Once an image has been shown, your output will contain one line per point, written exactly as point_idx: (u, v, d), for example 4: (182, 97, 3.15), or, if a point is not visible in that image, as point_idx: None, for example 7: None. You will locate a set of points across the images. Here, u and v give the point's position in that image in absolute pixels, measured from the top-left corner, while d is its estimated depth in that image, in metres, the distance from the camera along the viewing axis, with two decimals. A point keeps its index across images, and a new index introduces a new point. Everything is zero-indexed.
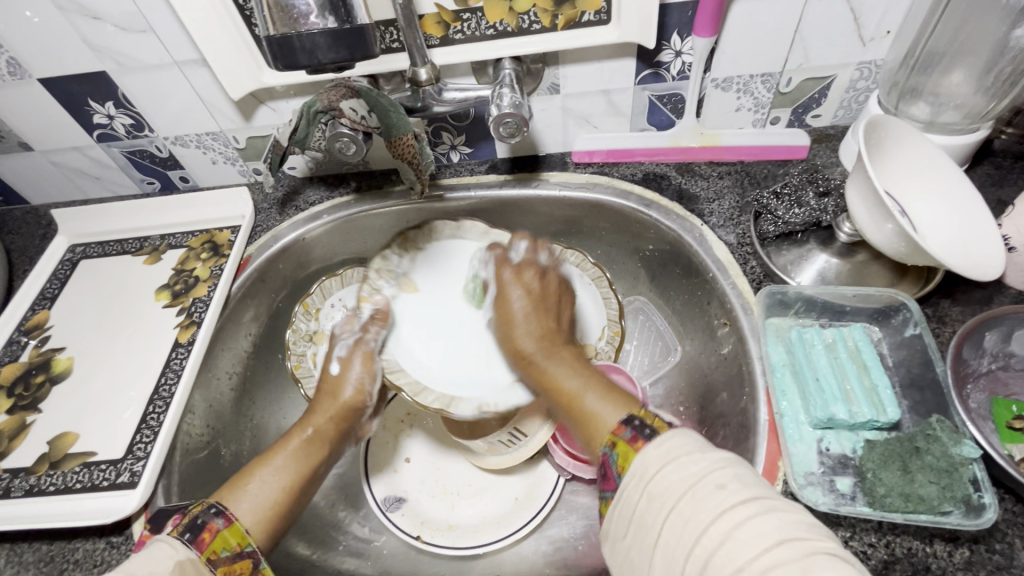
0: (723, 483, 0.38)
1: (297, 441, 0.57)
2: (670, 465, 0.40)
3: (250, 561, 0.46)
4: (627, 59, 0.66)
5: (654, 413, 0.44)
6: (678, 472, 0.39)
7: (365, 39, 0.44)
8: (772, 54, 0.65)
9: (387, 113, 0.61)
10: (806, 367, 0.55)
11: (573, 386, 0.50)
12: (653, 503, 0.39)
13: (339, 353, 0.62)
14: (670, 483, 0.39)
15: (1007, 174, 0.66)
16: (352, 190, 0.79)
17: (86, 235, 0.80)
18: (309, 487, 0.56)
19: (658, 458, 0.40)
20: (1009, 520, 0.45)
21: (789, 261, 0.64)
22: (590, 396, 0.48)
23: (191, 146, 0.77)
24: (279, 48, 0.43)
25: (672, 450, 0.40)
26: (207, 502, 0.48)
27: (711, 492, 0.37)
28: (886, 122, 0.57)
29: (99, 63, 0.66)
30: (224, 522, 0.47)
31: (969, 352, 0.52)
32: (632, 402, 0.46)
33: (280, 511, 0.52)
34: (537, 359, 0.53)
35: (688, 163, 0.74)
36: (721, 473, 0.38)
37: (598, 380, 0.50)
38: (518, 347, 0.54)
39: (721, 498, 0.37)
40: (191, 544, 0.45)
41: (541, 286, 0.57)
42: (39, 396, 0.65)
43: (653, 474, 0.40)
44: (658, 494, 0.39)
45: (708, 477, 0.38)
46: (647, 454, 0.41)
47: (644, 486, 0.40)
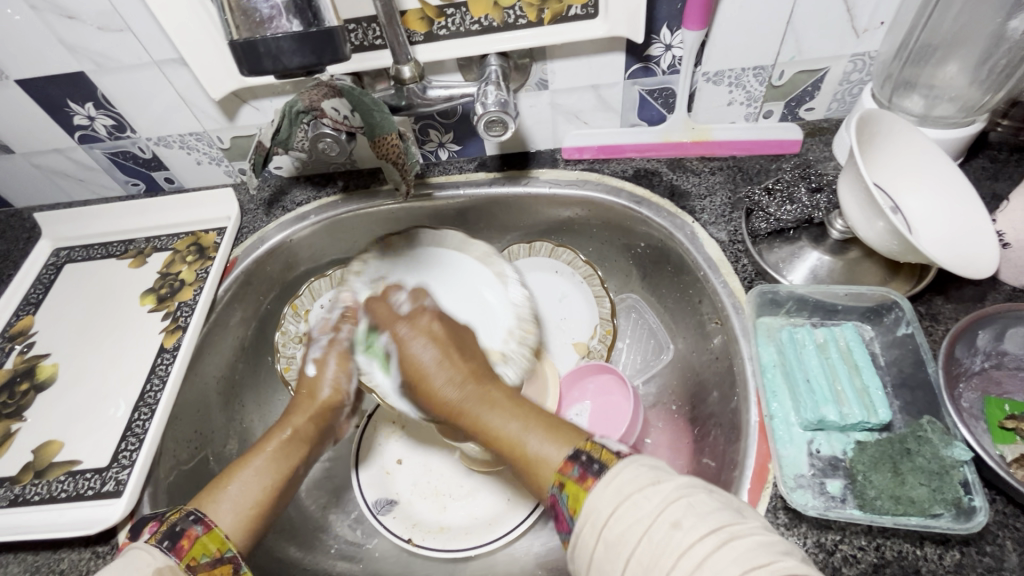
0: (678, 520, 0.37)
1: (277, 442, 0.58)
2: (623, 505, 0.38)
3: (230, 565, 0.46)
4: (617, 54, 0.64)
5: (601, 445, 0.43)
6: (631, 514, 0.38)
7: (335, 42, 0.43)
8: (764, 47, 0.64)
9: (371, 112, 0.60)
10: (796, 368, 0.55)
11: (513, 430, 0.48)
12: (612, 550, 0.38)
13: (314, 355, 0.65)
14: (625, 526, 0.38)
15: (1003, 167, 0.65)
16: (339, 189, 0.77)
17: (71, 239, 0.79)
18: (287, 489, 0.56)
19: (609, 500, 0.39)
20: (999, 522, 0.45)
21: (781, 259, 0.63)
22: (531, 440, 0.46)
23: (174, 146, 0.75)
24: (244, 52, 0.42)
25: (624, 486, 0.39)
26: (184, 510, 0.48)
27: (667, 531, 0.37)
28: (879, 116, 0.56)
29: (76, 63, 0.64)
30: (202, 530, 0.47)
31: (962, 351, 0.51)
32: (576, 435, 0.45)
33: (264, 509, 0.53)
34: (466, 407, 0.52)
35: (680, 159, 0.73)
36: (675, 509, 0.38)
37: (540, 420, 0.48)
38: (435, 392, 0.54)
39: (679, 538, 0.36)
40: (170, 551, 0.44)
41: (443, 327, 0.59)
42: (24, 403, 0.64)
43: (605, 520, 0.39)
44: (614, 541, 0.38)
45: (665, 512, 0.37)
46: (595, 496, 0.40)
47: (598, 532, 0.39)
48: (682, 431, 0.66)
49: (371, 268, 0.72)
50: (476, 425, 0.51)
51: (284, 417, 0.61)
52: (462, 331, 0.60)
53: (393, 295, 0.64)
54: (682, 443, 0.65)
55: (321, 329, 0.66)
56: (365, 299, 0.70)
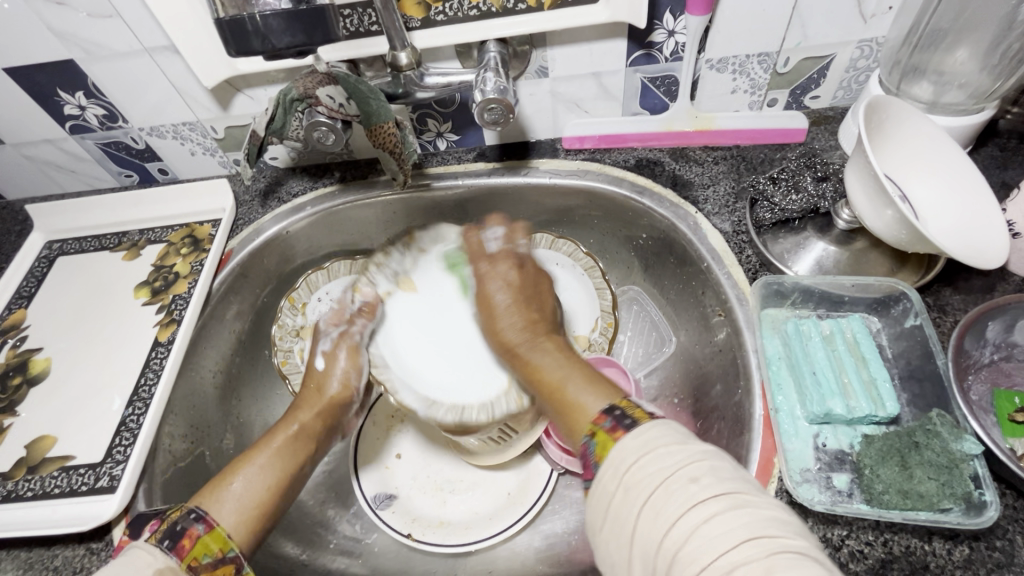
0: (696, 477, 0.36)
1: (284, 437, 0.56)
2: (649, 454, 0.38)
3: (233, 566, 0.45)
4: (618, 40, 0.63)
5: (636, 404, 0.42)
6: (655, 462, 0.37)
7: (325, 22, 0.41)
8: (770, 33, 0.62)
9: (367, 100, 0.59)
10: (801, 360, 0.54)
11: (557, 375, 0.47)
12: (629, 496, 0.37)
13: (324, 347, 0.61)
14: (647, 472, 0.37)
15: (1011, 155, 0.64)
16: (335, 180, 0.76)
17: (63, 231, 0.78)
18: (293, 486, 0.55)
19: (636, 448, 0.39)
20: (1009, 517, 0.44)
21: (786, 249, 0.62)
22: (571, 386, 0.46)
23: (168, 136, 0.74)
24: (230, 31, 0.41)
25: (653, 439, 0.39)
26: (185, 508, 0.47)
27: (685, 486, 0.36)
28: (888, 102, 0.55)
29: (65, 51, 0.63)
30: (204, 529, 0.46)
31: (970, 343, 0.50)
32: (616, 392, 0.44)
33: (267, 508, 0.51)
34: (522, 347, 0.52)
35: (682, 149, 0.72)
36: (697, 466, 0.37)
37: (586, 371, 0.48)
38: (497, 329, 0.54)
39: (692, 493, 0.35)
40: (170, 551, 0.43)
41: (527, 271, 0.56)
42: (16, 398, 0.63)
43: (629, 466, 0.38)
44: (633, 486, 0.37)
45: (685, 468, 0.36)
46: (624, 445, 0.39)
47: (620, 477, 0.38)
48: (685, 425, 0.65)
49: (395, 262, 0.67)
50: (524, 366, 0.51)
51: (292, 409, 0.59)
52: (546, 283, 0.57)
53: (486, 229, 0.59)
54: None
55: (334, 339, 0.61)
56: (384, 294, 0.66)
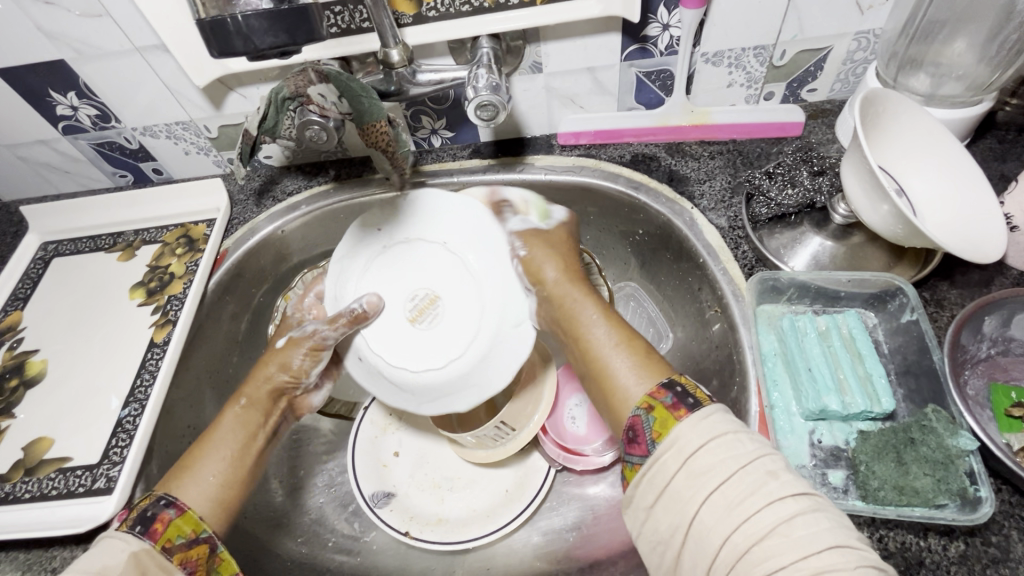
0: (774, 471, 0.36)
1: (233, 412, 0.55)
2: (721, 438, 0.38)
3: (207, 545, 0.45)
4: (612, 34, 0.62)
5: (696, 384, 0.42)
6: (728, 449, 0.37)
7: (307, 21, 0.41)
8: (765, 26, 0.62)
9: (359, 98, 0.58)
10: (797, 357, 0.53)
11: (617, 364, 0.47)
12: (694, 481, 0.37)
13: (292, 333, 0.59)
14: (719, 460, 0.37)
15: (1011, 147, 0.63)
16: (330, 178, 0.76)
17: (58, 233, 0.78)
18: (255, 456, 0.54)
19: (703, 433, 0.39)
20: (1005, 512, 0.44)
21: (782, 245, 0.61)
22: (620, 367, 0.47)
23: (161, 136, 0.74)
24: (212, 32, 0.40)
25: (719, 425, 0.39)
26: (153, 496, 0.46)
27: (763, 479, 0.36)
28: (885, 95, 0.54)
29: (56, 51, 0.62)
30: (175, 513, 0.45)
31: (967, 338, 0.50)
32: (669, 370, 0.45)
33: (234, 481, 0.50)
34: (582, 317, 0.53)
35: (678, 143, 0.71)
36: (771, 460, 0.37)
37: (648, 355, 0.47)
38: (544, 284, 0.57)
39: (772, 488, 0.35)
40: (143, 536, 0.43)
41: (561, 236, 0.61)
42: (13, 400, 0.63)
43: (694, 451, 0.38)
44: (699, 475, 0.37)
45: (761, 460, 0.37)
46: (684, 425, 0.39)
47: (683, 460, 0.38)
48: None
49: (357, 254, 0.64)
50: (574, 322, 0.53)
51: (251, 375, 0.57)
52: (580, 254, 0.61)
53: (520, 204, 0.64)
54: None
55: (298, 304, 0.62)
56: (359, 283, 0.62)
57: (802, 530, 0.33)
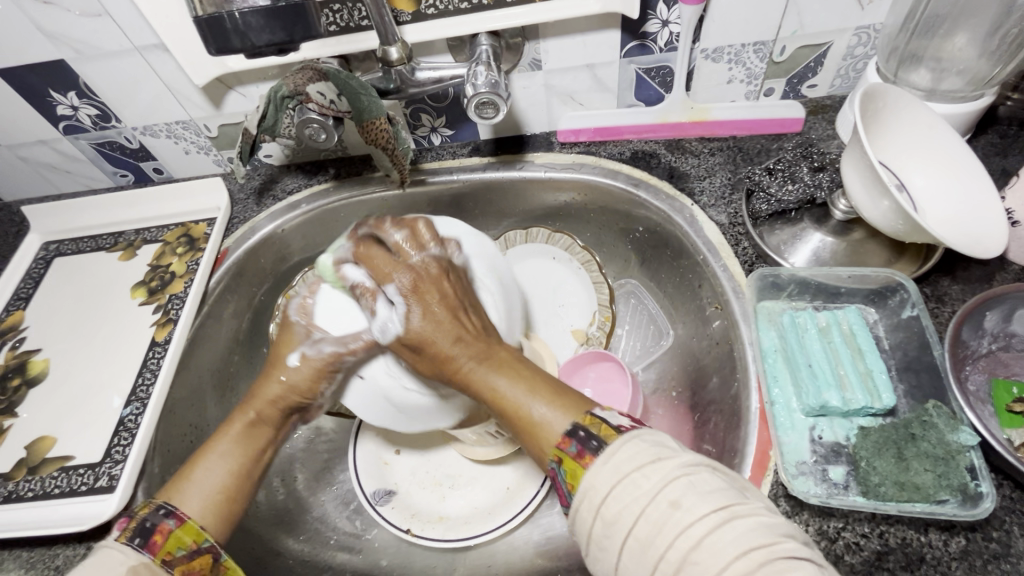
0: (677, 500, 0.35)
1: (240, 425, 0.52)
2: (624, 482, 0.36)
3: (210, 555, 0.45)
4: (612, 31, 0.62)
5: (600, 418, 0.40)
6: (630, 492, 0.36)
7: (301, 18, 0.45)
8: (765, 21, 0.62)
9: (359, 96, 0.58)
10: (798, 352, 0.53)
11: (523, 409, 0.42)
12: (610, 528, 0.36)
13: (303, 349, 0.53)
14: (622, 506, 0.36)
15: (1012, 142, 0.63)
16: (330, 177, 0.76)
17: (59, 232, 0.78)
18: (256, 474, 0.51)
19: (609, 477, 0.37)
20: (1006, 508, 0.44)
21: (782, 241, 0.61)
22: (532, 407, 0.42)
23: (161, 136, 0.74)
24: (210, 29, 0.44)
25: (622, 465, 0.37)
26: (153, 504, 0.45)
27: (667, 511, 0.35)
28: (885, 90, 0.54)
29: (56, 51, 0.62)
30: (175, 523, 0.45)
31: (969, 333, 0.50)
32: (579, 402, 0.42)
33: (236, 494, 0.49)
34: (471, 368, 0.44)
35: (679, 140, 0.71)
36: (677, 486, 0.35)
37: (541, 381, 0.43)
38: (443, 357, 0.44)
39: (678, 518, 0.34)
40: (142, 549, 0.43)
41: (440, 278, 0.47)
42: (16, 399, 0.63)
43: (603, 499, 0.36)
44: (612, 519, 0.36)
45: (665, 491, 0.35)
46: (594, 473, 0.37)
47: (595, 510, 0.37)
48: (683, 417, 0.65)
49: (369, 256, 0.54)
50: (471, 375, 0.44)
51: (256, 387, 0.54)
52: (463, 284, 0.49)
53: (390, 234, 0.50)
54: (683, 427, 0.64)
55: (303, 311, 0.55)
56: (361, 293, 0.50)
57: (710, 554, 0.33)
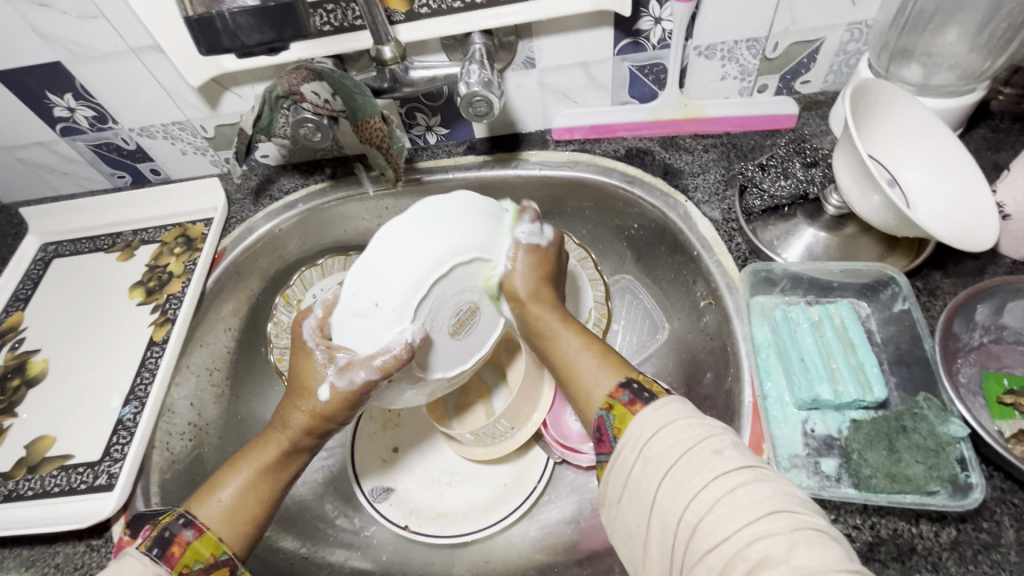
0: (719, 449, 0.37)
1: (274, 450, 0.49)
2: (668, 427, 0.39)
3: (228, 567, 0.43)
4: (605, 28, 0.62)
5: (651, 378, 0.43)
6: (675, 436, 0.38)
7: (290, 17, 0.46)
8: (758, 18, 0.62)
9: (353, 95, 0.58)
10: (791, 347, 0.54)
11: (581, 360, 0.47)
12: (649, 467, 0.38)
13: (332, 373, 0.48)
14: (666, 446, 0.38)
15: (1004, 136, 0.63)
16: (326, 176, 0.76)
17: (58, 234, 0.78)
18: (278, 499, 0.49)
19: (655, 421, 0.39)
20: (997, 498, 0.44)
21: (775, 237, 0.61)
22: (586, 360, 0.46)
23: (158, 137, 0.74)
24: (200, 28, 0.45)
25: (672, 413, 0.40)
26: (176, 513, 0.45)
27: (708, 457, 0.37)
28: (876, 85, 0.54)
29: (52, 53, 0.63)
30: (193, 534, 0.44)
31: (959, 326, 0.50)
32: (627, 365, 0.45)
33: (259, 517, 0.47)
34: (543, 318, 0.50)
35: (673, 137, 0.71)
36: (718, 439, 0.38)
37: (598, 343, 0.48)
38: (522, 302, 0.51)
39: (716, 464, 0.36)
40: (159, 560, 0.42)
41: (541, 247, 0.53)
42: (15, 399, 0.64)
43: (648, 438, 0.39)
44: (652, 458, 0.38)
45: (706, 440, 0.37)
46: (641, 417, 0.40)
47: (638, 449, 0.39)
48: None
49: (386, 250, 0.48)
50: (545, 327, 0.50)
51: (282, 412, 0.50)
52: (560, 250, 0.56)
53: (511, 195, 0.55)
54: None
55: (318, 332, 0.50)
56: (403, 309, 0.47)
57: (743, 500, 0.34)
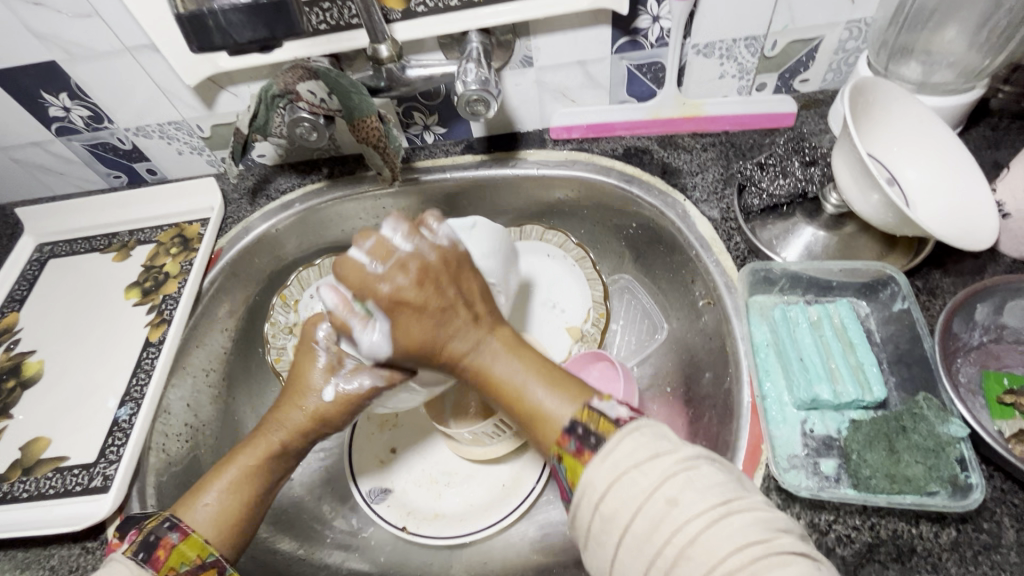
0: (675, 497, 0.35)
1: (266, 451, 0.49)
2: (620, 480, 0.36)
3: (215, 570, 0.42)
4: (602, 27, 0.62)
5: (600, 413, 0.40)
6: (628, 490, 0.36)
7: (281, 14, 0.45)
8: (756, 16, 0.61)
9: (350, 94, 0.58)
10: (790, 346, 0.53)
11: (523, 400, 0.43)
12: (607, 524, 0.36)
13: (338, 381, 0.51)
14: (621, 501, 0.36)
15: (1004, 135, 0.63)
16: (323, 176, 0.76)
17: (54, 234, 0.78)
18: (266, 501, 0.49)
19: (606, 475, 0.36)
20: (997, 499, 0.44)
21: (774, 236, 0.61)
22: (532, 394, 0.43)
23: (154, 136, 0.74)
24: (191, 26, 0.45)
25: (621, 461, 0.37)
26: (161, 516, 0.44)
27: (664, 509, 0.35)
28: (875, 84, 0.54)
29: (47, 52, 0.62)
30: (179, 537, 0.43)
31: (959, 325, 0.50)
32: (578, 399, 0.42)
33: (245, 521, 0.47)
34: (469, 359, 0.46)
35: (671, 136, 0.71)
36: (674, 483, 0.35)
37: (546, 370, 0.45)
38: (435, 350, 0.46)
39: (675, 515, 0.34)
40: (145, 564, 0.41)
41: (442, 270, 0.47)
42: (10, 401, 0.63)
43: (601, 495, 0.36)
44: (610, 514, 0.36)
45: (662, 488, 0.35)
46: (591, 470, 0.37)
47: (594, 507, 0.36)
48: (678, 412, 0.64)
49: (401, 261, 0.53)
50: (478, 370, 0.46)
51: (278, 412, 0.52)
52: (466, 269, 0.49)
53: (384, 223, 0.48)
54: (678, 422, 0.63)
55: (330, 337, 0.53)
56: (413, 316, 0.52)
57: (707, 548, 0.33)
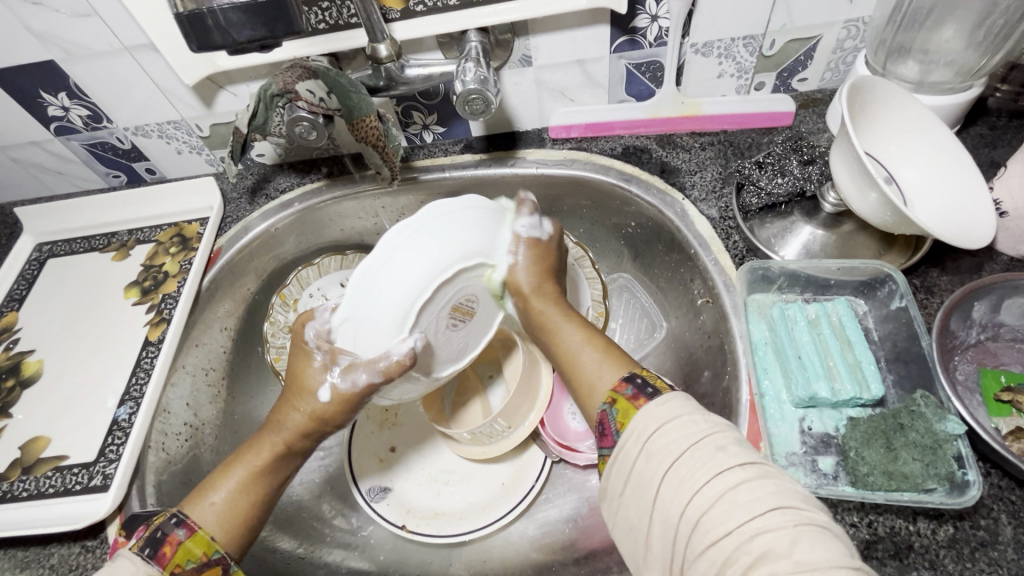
0: (725, 444, 0.37)
1: (269, 452, 0.49)
2: (674, 421, 0.39)
3: (219, 567, 0.44)
4: (601, 26, 0.62)
5: (656, 374, 0.43)
6: (681, 431, 0.38)
7: (281, 13, 0.45)
8: (754, 15, 0.62)
9: (348, 94, 0.59)
10: (788, 345, 0.54)
11: (584, 356, 0.47)
12: (653, 461, 0.38)
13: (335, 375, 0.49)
14: (668, 442, 0.38)
15: (1001, 134, 0.63)
16: (323, 175, 0.76)
17: (52, 233, 0.78)
18: (271, 501, 0.49)
19: (659, 417, 0.39)
20: (995, 496, 0.44)
21: (773, 235, 0.61)
22: (586, 355, 0.47)
23: (153, 136, 0.74)
24: (191, 25, 0.45)
25: (676, 409, 0.39)
26: (168, 512, 0.45)
27: (712, 451, 0.36)
28: (873, 82, 0.54)
29: (45, 52, 0.62)
30: (185, 534, 0.44)
31: (957, 323, 0.50)
32: (632, 362, 0.45)
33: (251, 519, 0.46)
34: (543, 314, 0.51)
35: (670, 135, 0.71)
36: (723, 436, 0.38)
37: (602, 342, 0.48)
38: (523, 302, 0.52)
39: (720, 459, 0.36)
40: (150, 560, 0.42)
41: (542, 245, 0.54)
42: (9, 401, 0.63)
43: (651, 433, 0.39)
44: (655, 453, 0.38)
45: (713, 435, 0.37)
46: (646, 412, 0.40)
47: (642, 444, 0.39)
48: None
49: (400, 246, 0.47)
50: (550, 327, 0.50)
51: (279, 412, 0.50)
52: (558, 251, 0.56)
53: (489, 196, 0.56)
54: None
55: (321, 335, 0.49)
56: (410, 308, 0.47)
57: (747, 496, 0.34)
